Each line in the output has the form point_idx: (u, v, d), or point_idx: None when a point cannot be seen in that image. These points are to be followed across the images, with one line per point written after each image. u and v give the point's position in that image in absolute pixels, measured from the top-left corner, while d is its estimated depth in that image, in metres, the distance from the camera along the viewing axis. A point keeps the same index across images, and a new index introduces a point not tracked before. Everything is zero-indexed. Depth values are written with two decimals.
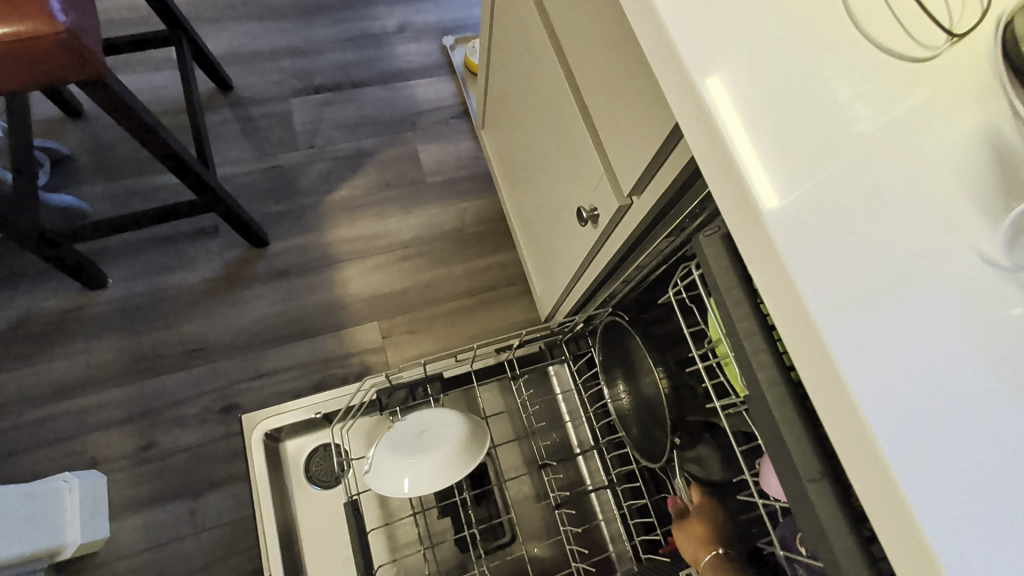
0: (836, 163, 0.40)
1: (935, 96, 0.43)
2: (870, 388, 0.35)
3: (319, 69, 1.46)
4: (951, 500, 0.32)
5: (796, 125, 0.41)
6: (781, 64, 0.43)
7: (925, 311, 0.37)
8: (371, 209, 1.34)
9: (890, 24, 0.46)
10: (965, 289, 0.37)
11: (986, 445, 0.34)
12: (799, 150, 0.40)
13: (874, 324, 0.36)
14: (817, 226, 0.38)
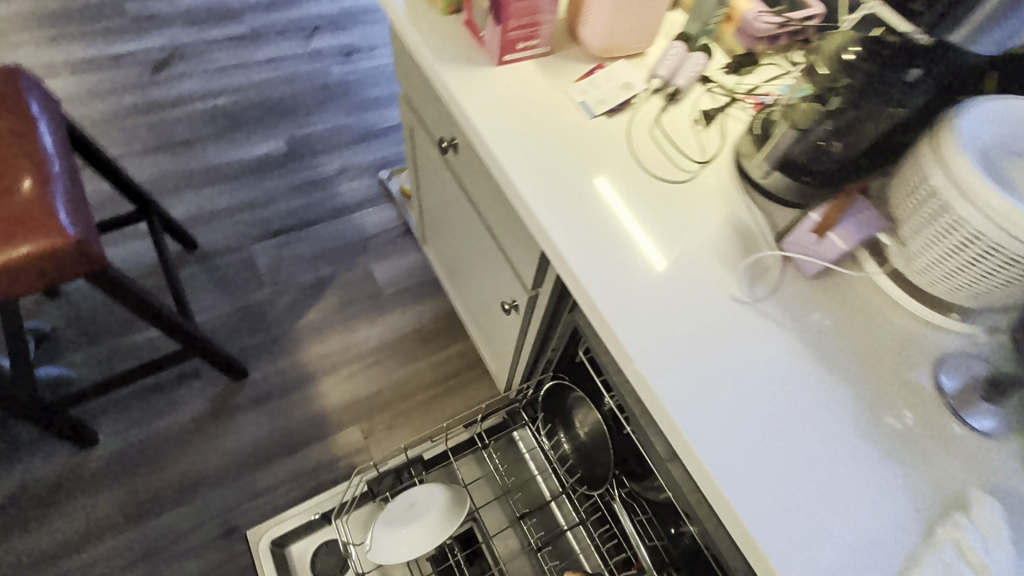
0: (639, 261, 0.65)
1: (700, 204, 0.70)
2: (675, 397, 0.58)
3: (274, 216, 1.70)
4: (735, 458, 0.56)
5: (613, 242, 0.66)
6: (600, 205, 0.69)
7: (703, 341, 0.62)
8: (337, 327, 1.53)
9: (666, 163, 0.72)
10: (721, 326, 0.62)
11: (744, 414, 0.58)
12: (623, 265, 0.65)
13: (673, 358, 0.60)
14: (639, 306, 0.63)
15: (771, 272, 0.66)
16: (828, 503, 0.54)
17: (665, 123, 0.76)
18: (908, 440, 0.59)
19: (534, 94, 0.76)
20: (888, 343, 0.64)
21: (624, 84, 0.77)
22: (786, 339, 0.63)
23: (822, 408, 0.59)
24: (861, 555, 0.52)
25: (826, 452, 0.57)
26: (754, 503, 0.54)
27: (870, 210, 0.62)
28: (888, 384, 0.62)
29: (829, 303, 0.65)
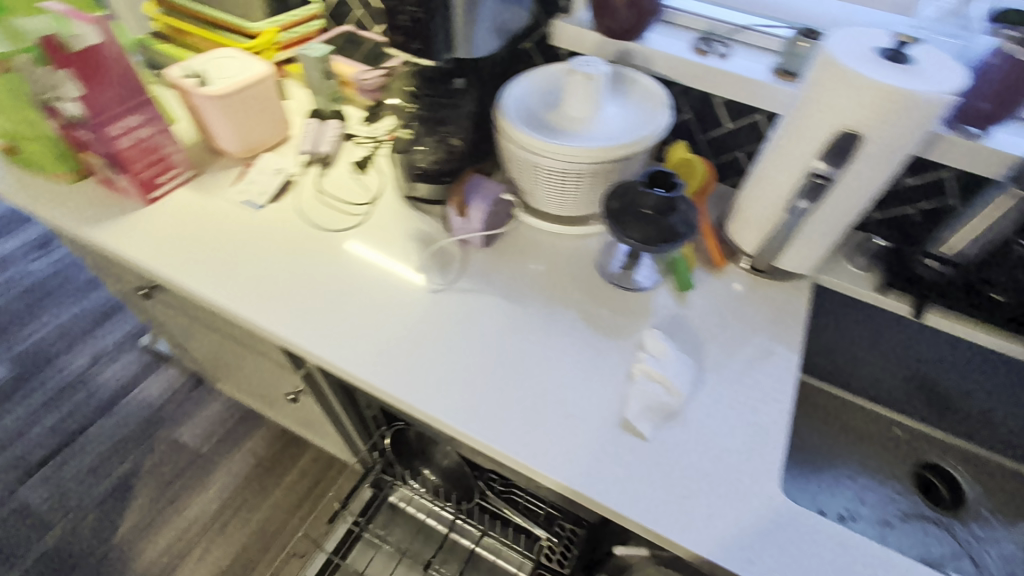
0: (349, 304, 0.76)
1: (379, 235, 0.84)
2: (419, 391, 0.69)
3: (31, 448, 1.46)
4: (480, 409, 0.68)
5: (320, 302, 0.76)
6: (298, 279, 0.78)
7: (424, 337, 0.74)
8: (164, 516, 1.38)
9: (339, 217, 0.85)
10: (432, 319, 0.75)
11: (475, 372, 0.71)
12: (336, 315, 0.75)
13: (405, 363, 0.71)
14: (361, 341, 0.73)
15: (453, 257, 0.82)
16: (557, 400, 0.69)
17: (326, 187, 0.89)
18: (593, 325, 0.77)
19: (203, 217, 0.83)
20: (555, 264, 0.84)
21: (276, 171, 0.89)
22: (484, 301, 0.78)
23: (528, 336, 0.75)
24: (590, 420, 0.68)
25: (538, 362, 0.73)
26: (508, 432, 0.66)
27: (486, 182, 0.81)
28: (566, 293, 0.81)
29: (504, 258, 0.83)
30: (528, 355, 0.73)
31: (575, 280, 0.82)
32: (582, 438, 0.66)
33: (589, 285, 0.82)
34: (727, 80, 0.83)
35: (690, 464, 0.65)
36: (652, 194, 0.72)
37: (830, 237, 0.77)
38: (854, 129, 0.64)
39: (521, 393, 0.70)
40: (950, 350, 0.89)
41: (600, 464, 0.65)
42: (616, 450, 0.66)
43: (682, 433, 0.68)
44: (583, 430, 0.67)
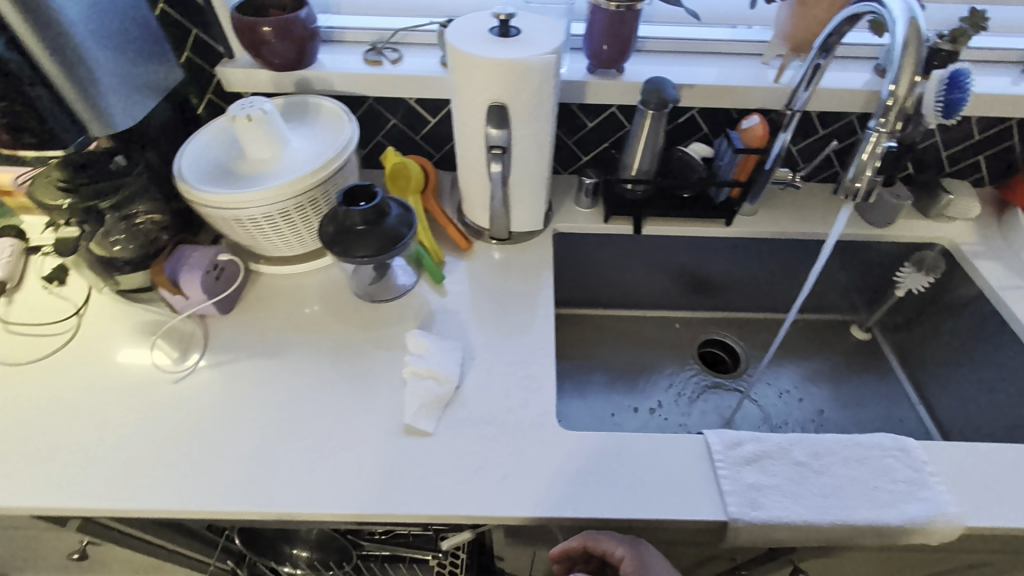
0: (81, 436, 0.68)
1: (100, 348, 0.77)
2: (184, 492, 0.64)
3: None
4: (257, 479, 0.65)
5: (41, 447, 0.67)
6: (9, 431, 0.68)
7: (178, 433, 0.69)
8: None
9: (41, 344, 0.77)
10: (185, 411, 0.71)
11: (246, 444, 0.68)
12: (68, 452, 0.67)
13: (163, 468, 0.66)
14: (103, 467, 0.66)
15: (190, 334, 0.78)
16: (335, 434, 0.69)
17: (17, 317, 0.80)
18: (361, 346, 0.78)
19: None
20: (309, 304, 0.84)
21: None
22: (242, 368, 0.76)
23: (297, 383, 0.74)
24: (371, 438, 0.69)
25: (308, 408, 0.72)
26: (289, 489, 0.65)
27: (193, 250, 0.76)
28: (327, 327, 0.81)
29: (253, 319, 0.81)
30: (294, 405, 0.72)
31: (334, 311, 0.83)
32: (360, 462, 0.67)
33: (347, 312, 0.83)
34: (401, 81, 0.89)
35: (468, 440, 0.68)
36: (353, 210, 0.74)
37: (537, 194, 0.86)
38: (500, 102, 0.73)
39: (292, 445, 0.68)
40: (683, 248, 1.01)
41: (388, 476, 0.66)
42: (397, 457, 0.67)
43: (456, 414, 0.71)
44: (362, 453, 0.67)
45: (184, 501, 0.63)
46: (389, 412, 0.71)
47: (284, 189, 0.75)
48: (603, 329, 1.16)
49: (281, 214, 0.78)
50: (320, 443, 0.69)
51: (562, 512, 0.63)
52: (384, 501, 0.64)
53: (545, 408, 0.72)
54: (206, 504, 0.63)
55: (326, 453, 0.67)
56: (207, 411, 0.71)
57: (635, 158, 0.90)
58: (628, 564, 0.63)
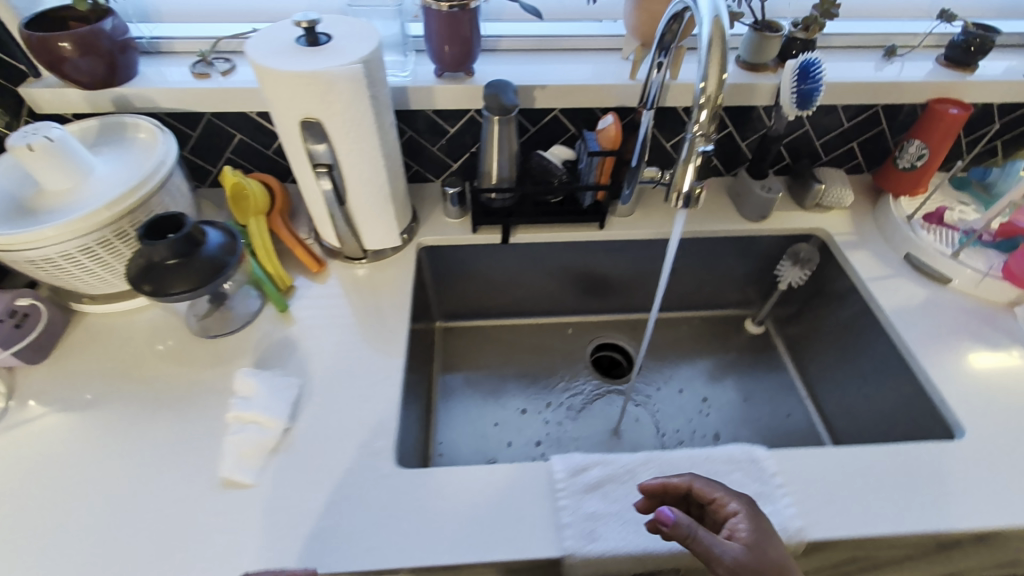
0: None
1: None
2: None
3: None
4: (44, 554, 0.58)
5: None
6: None
7: None
8: None
9: None
10: None
11: (37, 514, 0.61)
12: None
13: None
14: None
15: None
16: (143, 495, 0.62)
17: None
18: (188, 391, 0.71)
19: None
20: (136, 346, 0.76)
21: None
22: (47, 425, 0.68)
23: (110, 438, 0.67)
24: (184, 495, 0.62)
25: (117, 467, 0.65)
26: (81, 562, 0.58)
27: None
28: (153, 370, 0.74)
29: (69, 368, 0.74)
30: (103, 461, 0.65)
31: (163, 352, 0.76)
32: (166, 524, 0.60)
33: (178, 350, 0.76)
34: (232, 95, 0.82)
35: (292, 490, 0.63)
36: (157, 246, 0.66)
37: (385, 212, 0.81)
38: (311, 118, 0.66)
39: (91, 508, 0.62)
40: (557, 253, 0.99)
41: (197, 538, 0.59)
42: (207, 514, 0.61)
43: (282, 461, 0.65)
44: (170, 513, 0.61)
45: None
46: (209, 465, 0.65)
47: (64, 228, 0.65)
48: (495, 340, 1.12)
49: (66, 256, 0.68)
50: (126, 505, 0.62)
51: (386, 561, 0.59)
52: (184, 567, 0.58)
53: (383, 447, 0.67)
54: None
55: (130, 514, 0.61)
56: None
57: (492, 168, 0.85)
58: (741, 521, 0.56)
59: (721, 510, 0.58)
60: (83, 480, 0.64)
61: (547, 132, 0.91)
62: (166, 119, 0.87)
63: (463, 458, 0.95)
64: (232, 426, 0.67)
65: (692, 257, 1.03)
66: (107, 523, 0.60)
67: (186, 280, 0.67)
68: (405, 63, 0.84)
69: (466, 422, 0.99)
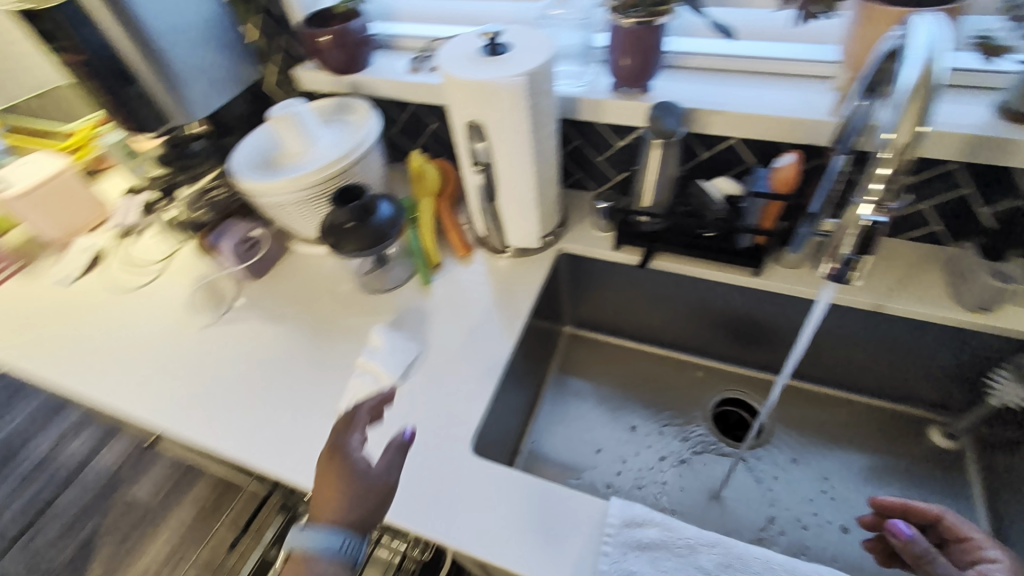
0: (129, 350, 0.88)
1: (169, 289, 0.98)
2: (169, 413, 0.79)
3: (8, 525, 1.74)
4: (219, 420, 0.78)
5: (103, 352, 0.89)
6: (94, 333, 0.92)
7: (184, 366, 0.85)
8: (123, 563, 1.63)
9: (137, 276, 1.00)
10: (196, 350, 0.87)
11: (224, 390, 0.81)
12: (117, 359, 0.87)
13: (164, 390, 0.82)
14: (130, 377, 0.84)
15: (226, 292, 0.95)
16: (288, 402, 0.79)
17: (133, 252, 1.05)
18: (340, 332, 0.87)
19: (28, 298, 1.00)
20: (319, 284, 0.95)
21: (89, 247, 1.05)
22: (249, 326, 0.90)
23: (281, 350, 0.86)
24: (313, 413, 0.77)
25: (280, 373, 0.83)
26: (238, 436, 0.76)
27: (236, 224, 0.94)
28: (323, 307, 0.91)
29: (274, 288, 0.95)
30: (271, 366, 0.84)
31: (335, 295, 0.93)
32: (295, 430, 0.76)
33: (343, 296, 0.93)
34: (431, 89, 0.93)
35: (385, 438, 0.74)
36: (340, 212, 0.80)
37: (529, 214, 0.85)
38: (476, 121, 0.73)
39: (254, 398, 0.80)
40: (704, 291, 0.92)
41: (310, 450, 0.73)
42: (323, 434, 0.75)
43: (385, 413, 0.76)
44: (300, 422, 0.77)
45: (166, 420, 0.79)
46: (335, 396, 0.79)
47: (290, 182, 0.84)
48: (619, 360, 1.10)
49: (292, 204, 0.88)
50: (274, 405, 0.79)
51: (427, 529, 0.65)
52: (298, 469, 0.72)
53: (465, 429, 0.73)
54: (179, 428, 0.78)
55: (275, 413, 0.78)
56: (213, 353, 0.87)
57: (645, 191, 0.83)
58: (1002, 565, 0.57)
59: (974, 552, 0.60)
60: (256, 376, 0.83)
61: (723, 160, 0.85)
62: (383, 102, 1.03)
63: (554, 453, 0.97)
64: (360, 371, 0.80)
65: (874, 334, 0.85)
66: (261, 414, 0.78)
67: (357, 242, 0.81)
68: (583, 74, 0.85)
69: (567, 430, 1.01)
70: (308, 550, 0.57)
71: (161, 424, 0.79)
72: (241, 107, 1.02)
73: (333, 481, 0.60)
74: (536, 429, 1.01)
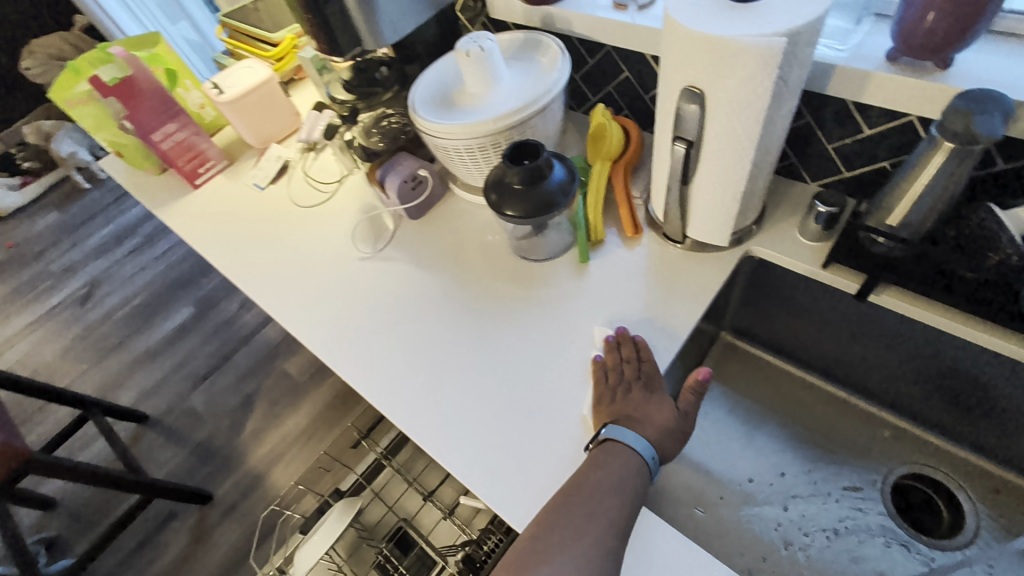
0: (296, 266, 0.94)
1: (338, 211, 1.01)
2: (315, 333, 0.84)
3: (199, 366, 2.14)
4: (355, 353, 0.81)
5: (275, 263, 0.96)
6: (271, 243, 0.99)
7: (336, 291, 0.89)
8: (273, 423, 1.92)
9: (313, 193, 1.05)
10: (348, 279, 0.90)
11: (365, 323, 0.84)
12: (285, 272, 0.94)
13: (315, 311, 0.87)
14: (292, 291, 0.91)
15: (386, 226, 0.95)
16: (418, 351, 0.79)
17: (313, 169, 1.10)
18: (483, 293, 0.84)
19: (226, 196, 1.11)
20: (473, 237, 0.91)
21: (277, 157, 1.12)
22: (400, 266, 0.90)
23: (423, 297, 0.85)
24: (439, 370, 0.77)
25: (416, 320, 0.83)
26: (369, 373, 0.78)
27: (401, 161, 0.91)
28: (473, 263, 0.88)
29: (429, 233, 0.93)
30: (416, 313, 0.84)
31: (486, 252, 0.89)
32: (419, 383, 0.76)
33: (494, 255, 0.88)
34: (635, 33, 0.78)
35: (510, 424, 0.70)
36: (512, 168, 0.73)
37: (726, 208, 0.69)
38: (694, 87, 0.57)
39: (397, 342, 0.81)
40: (938, 340, 0.71)
41: (429, 407, 0.74)
42: (451, 398, 0.74)
43: (519, 397, 0.72)
44: (428, 379, 0.76)
45: (312, 340, 0.84)
46: (473, 365, 0.76)
47: (464, 127, 0.77)
48: (781, 391, 0.95)
49: (467, 150, 0.82)
50: (405, 351, 0.80)
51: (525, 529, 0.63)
52: (424, 428, 0.72)
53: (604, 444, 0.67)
54: (320, 351, 0.82)
55: (416, 365, 0.78)
56: (364, 287, 0.89)
57: (900, 205, 0.61)
58: None
59: None
60: (399, 320, 0.83)
61: None
62: (575, 42, 0.90)
63: (683, 473, 0.89)
64: (507, 345, 0.77)
65: None
66: (393, 359, 0.79)
67: (524, 205, 0.73)
68: (850, 34, 0.64)
69: (705, 455, 0.91)
70: (621, 444, 0.63)
71: (306, 340, 0.84)
72: (428, 34, 0.96)
73: (637, 406, 0.68)
74: None
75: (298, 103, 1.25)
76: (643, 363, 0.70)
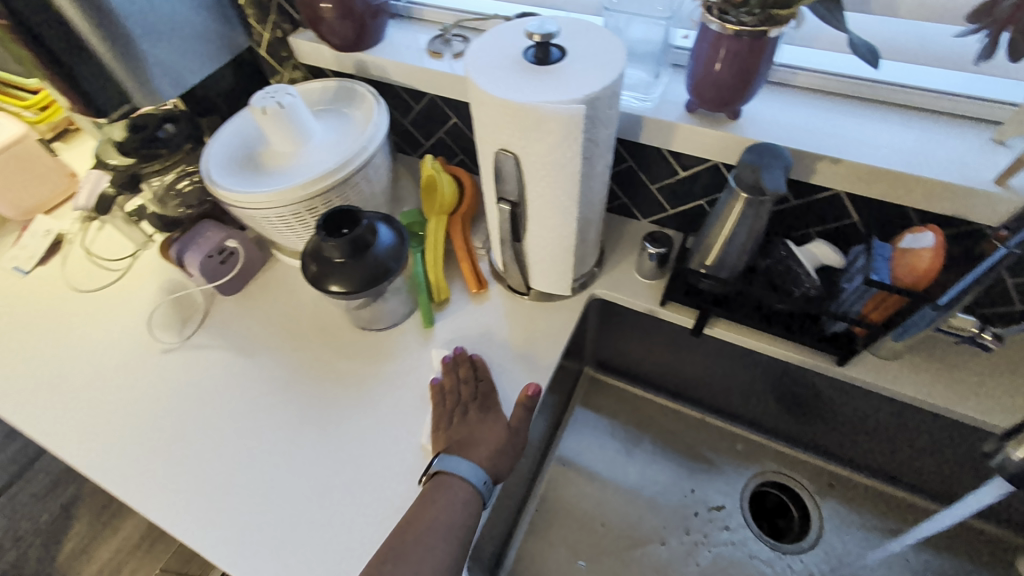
0: (74, 371, 0.75)
1: (131, 293, 0.83)
2: (97, 458, 0.67)
3: None
4: (155, 474, 0.66)
5: (44, 370, 0.76)
6: (39, 343, 0.79)
7: (128, 395, 0.72)
8: None
9: (97, 274, 0.86)
10: (145, 377, 0.74)
11: (168, 432, 0.69)
12: (58, 381, 0.74)
13: (100, 426, 0.70)
14: (66, 405, 0.72)
15: (196, 308, 0.80)
16: (238, 458, 0.66)
17: (97, 242, 0.90)
18: (317, 374, 0.73)
19: None
20: (304, 308, 0.80)
21: (45, 232, 0.90)
22: (213, 354, 0.76)
23: (243, 387, 0.72)
24: (264, 477, 0.65)
25: (233, 419, 0.70)
26: (173, 497, 0.64)
27: (206, 233, 0.79)
28: (305, 338, 0.77)
29: (250, 309, 0.80)
30: (231, 409, 0.71)
31: (320, 324, 0.78)
32: (239, 499, 0.63)
33: (327, 329, 0.78)
34: (453, 83, 0.74)
35: (353, 530, 0.61)
36: (330, 241, 0.64)
37: (562, 261, 0.67)
38: (507, 150, 0.54)
39: (204, 446, 0.68)
40: (769, 359, 0.76)
41: (252, 528, 0.61)
42: (278, 511, 0.62)
43: (344, 508, 0.62)
44: (252, 492, 0.64)
45: (93, 467, 0.67)
46: (295, 471, 0.65)
47: (269, 196, 0.67)
48: (646, 419, 0.96)
49: (279, 219, 0.71)
50: (221, 460, 0.66)
51: None
52: (223, 553, 0.60)
53: None
54: (104, 479, 0.66)
55: (224, 472, 0.66)
56: (165, 386, 0.73)
57: (715, 247, 0.64)
58: None
59: None
60: (210, 418, 0.70)
61: (814, 211, 0.66)
62: (396, 89, 0.84)
63: (563, 527, 0.87)
64: (338, 443, 0.67)
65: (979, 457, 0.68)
66: (204, 474, 0.65)
67: (350, 279, 0.65)
68: (652, 86, 0.65)
69: (582, 501, 0.89)
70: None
71: (86, 468, 0.67)
72: (226, 82, 0.84)
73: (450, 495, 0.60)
74: (546, 487, 0.90)
75: (75, 161, 1.03)
76: (481, 381, 0.69)
